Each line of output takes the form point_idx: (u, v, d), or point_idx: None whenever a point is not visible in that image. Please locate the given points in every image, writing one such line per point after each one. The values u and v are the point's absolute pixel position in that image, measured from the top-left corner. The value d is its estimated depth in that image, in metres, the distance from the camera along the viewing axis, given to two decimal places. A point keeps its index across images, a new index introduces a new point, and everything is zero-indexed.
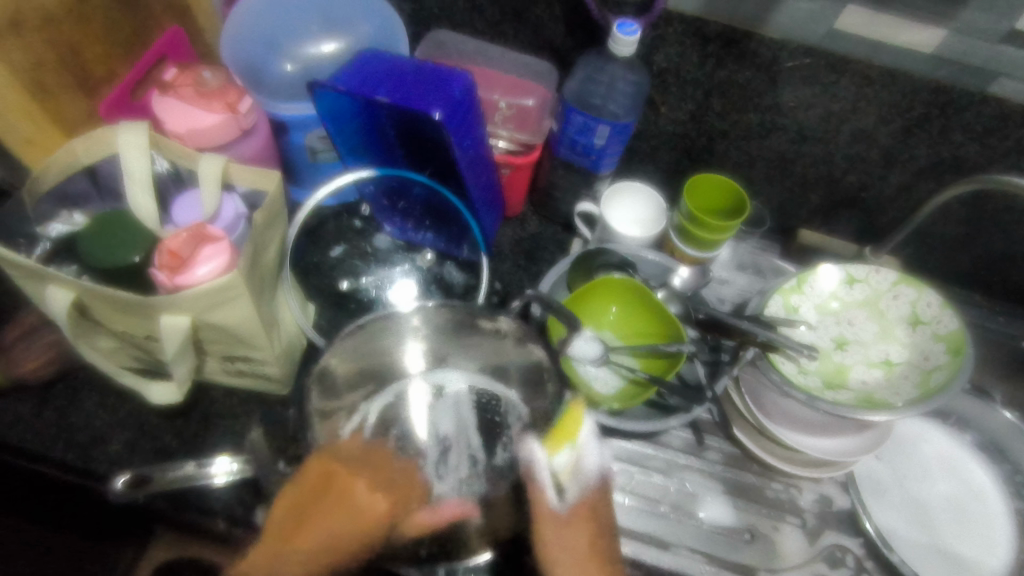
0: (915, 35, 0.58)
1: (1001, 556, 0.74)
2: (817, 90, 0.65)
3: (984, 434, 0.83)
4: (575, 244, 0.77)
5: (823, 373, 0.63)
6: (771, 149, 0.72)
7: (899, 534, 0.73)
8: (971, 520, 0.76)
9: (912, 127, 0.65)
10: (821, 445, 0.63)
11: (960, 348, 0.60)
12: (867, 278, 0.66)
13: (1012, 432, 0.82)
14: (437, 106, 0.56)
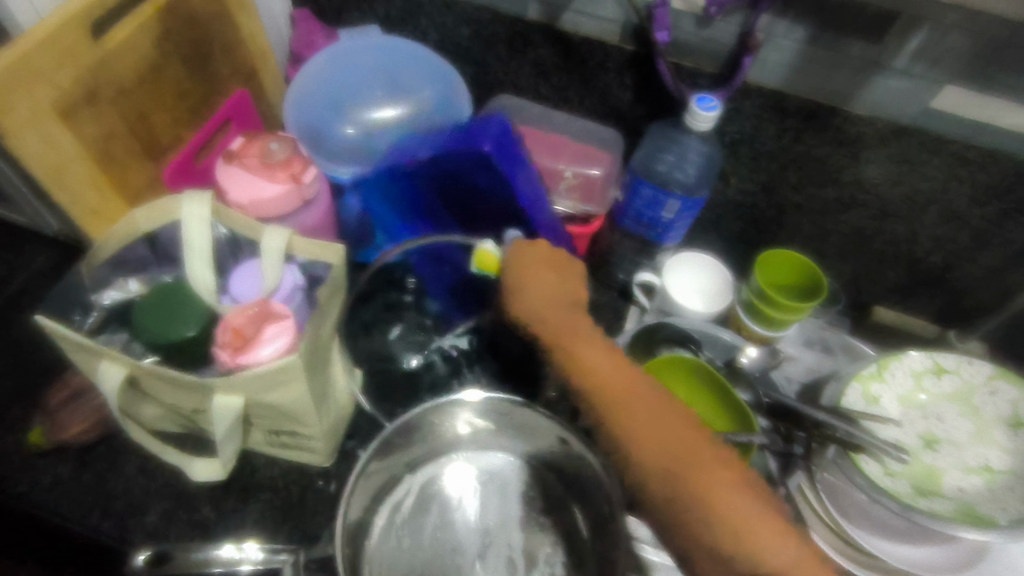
0: (1018, 118, 0.55)
1: None
2: (905, 169, 0.61)
3: None
4: (631, 313, 0.72)
5: (912, 475, 0.57)
6: (848, 224, 0.68)
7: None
8: None
9: (1010, 211, 0.60)
10: (906, 554, 0.57)
11: None
12: (958, 368, 0.61)
13: None
14: (483, 140, 0.58)
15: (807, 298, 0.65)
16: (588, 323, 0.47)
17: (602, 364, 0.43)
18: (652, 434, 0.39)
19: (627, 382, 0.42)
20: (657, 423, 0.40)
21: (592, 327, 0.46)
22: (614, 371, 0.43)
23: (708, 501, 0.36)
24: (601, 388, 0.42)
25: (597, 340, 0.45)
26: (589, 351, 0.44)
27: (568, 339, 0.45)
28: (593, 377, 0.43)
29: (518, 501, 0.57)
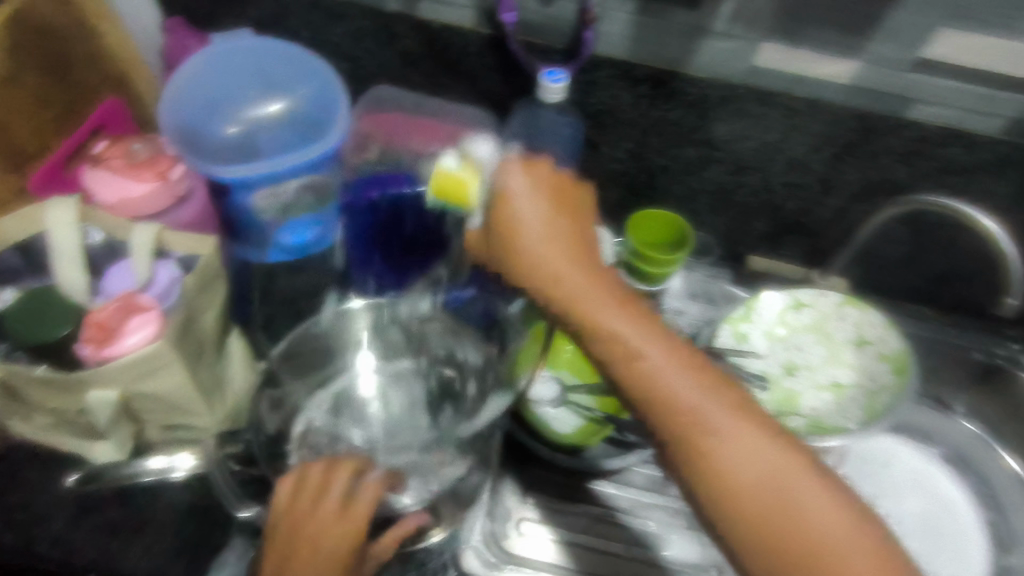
0: (827, 68, 0.61)
1: (973, 570, 0.74)
2: (748, 124, 0.66)
3: (949, 447, 0.83)
4: None
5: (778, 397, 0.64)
6: (711, 181, 0.74)
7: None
8: (942, 535, 0.76)
9: (841, 153, 0.67)
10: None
11: (903, 368, 0.62)
12: (814, 302, 0.67)
13: (976, 443, 0.83)
14: None
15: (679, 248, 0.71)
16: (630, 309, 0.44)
17: (658, 370, 0.42)
18: (725, 440, 0.41)
19: (687, 390, 0.42)
20: (721, 432, 0.41)
21: (630, 310, 0.44)
22: (659, 359, 0.42)
23: (764, 505, 0.40)
24: (662, 397, 0.42)
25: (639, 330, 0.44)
26: (644, 352, 0.42)
27: (612, 337, 0.43)
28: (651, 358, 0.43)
29: (426, 418, 0.61)
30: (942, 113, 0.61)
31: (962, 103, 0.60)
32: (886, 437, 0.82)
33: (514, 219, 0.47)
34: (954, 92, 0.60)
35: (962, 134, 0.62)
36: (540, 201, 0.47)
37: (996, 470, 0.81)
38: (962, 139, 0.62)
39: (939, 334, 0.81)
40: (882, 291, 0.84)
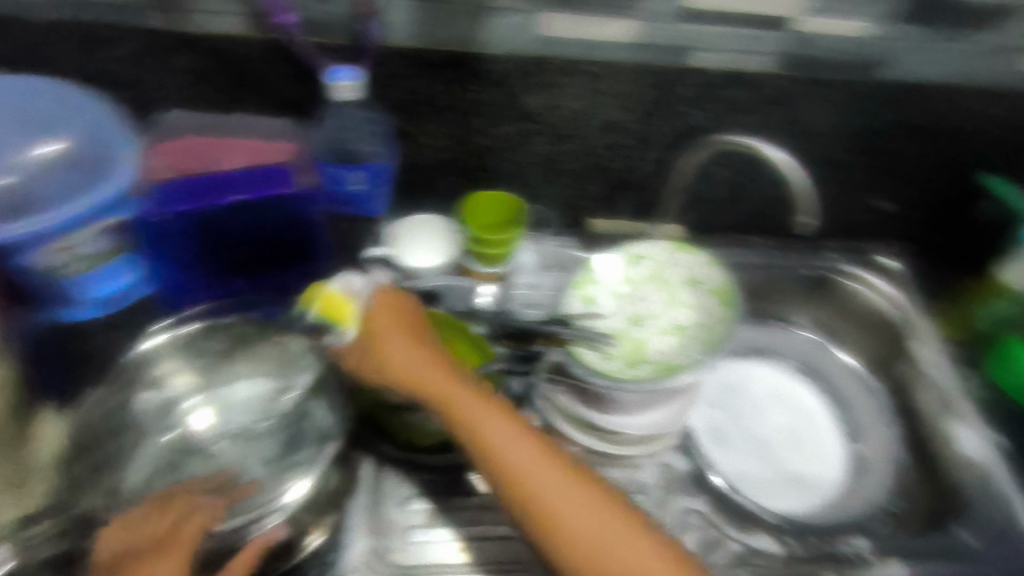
0: (608, 30, 0.64)
1: (833, 465, 0.82)
2: (554, 93, 0.68)
3: (795, 356, 0.92)
4: None
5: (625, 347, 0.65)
6: (537, 153, 0.75)
7: (745, 477, 0.78)
8: (803, 441, 0.84)
9: (643, 108, 0.71)
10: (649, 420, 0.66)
11: (729, 299, 0.69)
12: (648, 254, 0.72)
13: (817, 348, 0.93)
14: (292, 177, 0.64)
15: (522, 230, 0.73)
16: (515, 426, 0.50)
17: (535, 485, 0.47)
18: (562, 508, 0.47)
19: (574, 501, 0.47)
20: (597, 537, 0.46)
21: (521, 435, 0.49)
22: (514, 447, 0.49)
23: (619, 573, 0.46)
24: (546, 511, 0.47)
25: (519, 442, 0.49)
26: (527, 466, 0.48)
27: (505, 463, 0.48)
28: (505, 453, 0.48)
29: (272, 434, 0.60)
30: (720, 57, 0.67)
31: (732, 46, 0.66)
32: (742, 361, 0.90)
33: (384, 353, 0.52)
34: (725, 37, 0.65)
35: (740, 76, 0.69)
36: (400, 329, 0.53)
37: (835, 367, 0.91)
38: (738, 80, 0.69)
39: (775, 258, 0.88)
40: (718, 228, 0.89)
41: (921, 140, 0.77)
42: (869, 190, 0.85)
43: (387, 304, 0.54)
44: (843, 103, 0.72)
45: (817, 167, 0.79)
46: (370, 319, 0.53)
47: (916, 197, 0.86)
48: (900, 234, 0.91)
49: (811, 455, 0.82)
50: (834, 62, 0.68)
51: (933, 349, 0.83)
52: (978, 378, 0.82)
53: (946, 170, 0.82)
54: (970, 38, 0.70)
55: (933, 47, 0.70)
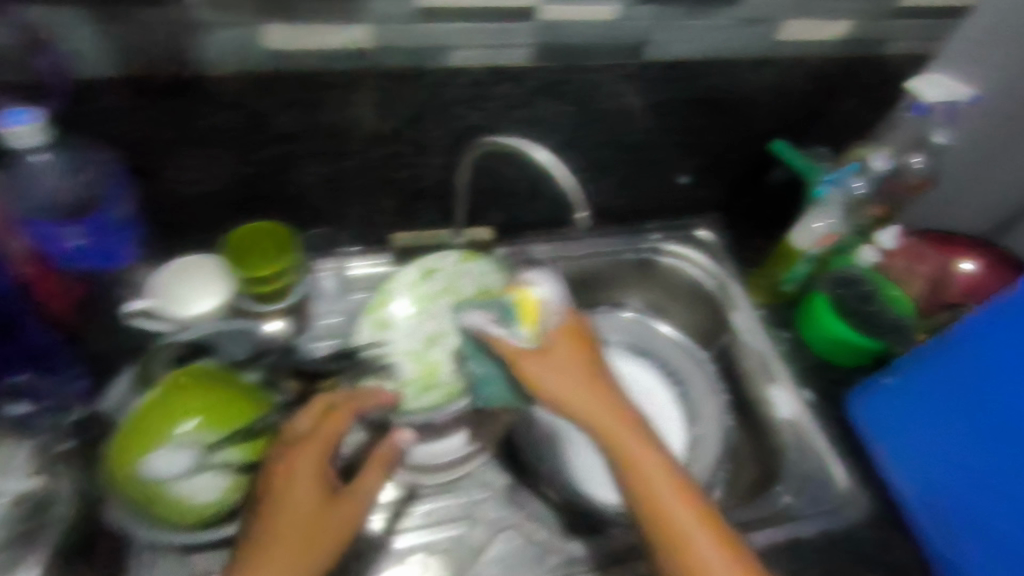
0: (345, 36, 0.57)
1: (677, 444, 0.83)
2: (305, 110, 0.62)
3: (630, 337, 0.92)
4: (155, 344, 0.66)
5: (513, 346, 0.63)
6: (312, 173, 0.70)
7: (604, 469, 0.75)
8: (648, 423, 0.84)
9: (412, 114, 0.66)
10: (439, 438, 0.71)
11: (510, 303, 0.69)
12: (440, 265, 0.70)
13: (643, 325, 0.93)
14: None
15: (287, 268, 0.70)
16: (628, 427, 0.54)
17: (645, 483, 0.52)
18: (669, 513, 0.51)
19: (666, 488, 0.52)
20: (670, 521, 0.51)
21: (668, 472, 0.52)
22: (637, 452, 0.53)
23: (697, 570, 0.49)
24: (661, 524, 0.51)
25: (634, 440, 0.54)
26: (641, 458, 0.53)
27: (641, 479, 0.52)
28: (632, 457, 0.53)
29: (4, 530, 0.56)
30: (476, 53, 0.62)
31: (484, 41, 0.61)
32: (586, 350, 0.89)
33: (533, 363, 0.57)
34: (474, 32, 0.60)
35: (502, 71, 0.64)
36: (567, 340, 0.58)
37: (667, 342, 0.92)
38: (506, 75, 0.65)
39: (587, 247, 0.89)
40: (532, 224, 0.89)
41: (707, 113, 0.76)
42: (670, 167, 0.85)
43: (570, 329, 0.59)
44: (618, 86, 0.69)
45: (610, 149, 0.78)
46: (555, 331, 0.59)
47: (718, 166, 0.87)
48: (711, 203, 0.93)
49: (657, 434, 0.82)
50: (597, 49, 0.65)
51: (747, 314, 0.87)
52: (785, 336, 0.86)
53: (738, 139, 0.83)
54: (744, 13, 0.65)
55: (706, 22, 0.65)
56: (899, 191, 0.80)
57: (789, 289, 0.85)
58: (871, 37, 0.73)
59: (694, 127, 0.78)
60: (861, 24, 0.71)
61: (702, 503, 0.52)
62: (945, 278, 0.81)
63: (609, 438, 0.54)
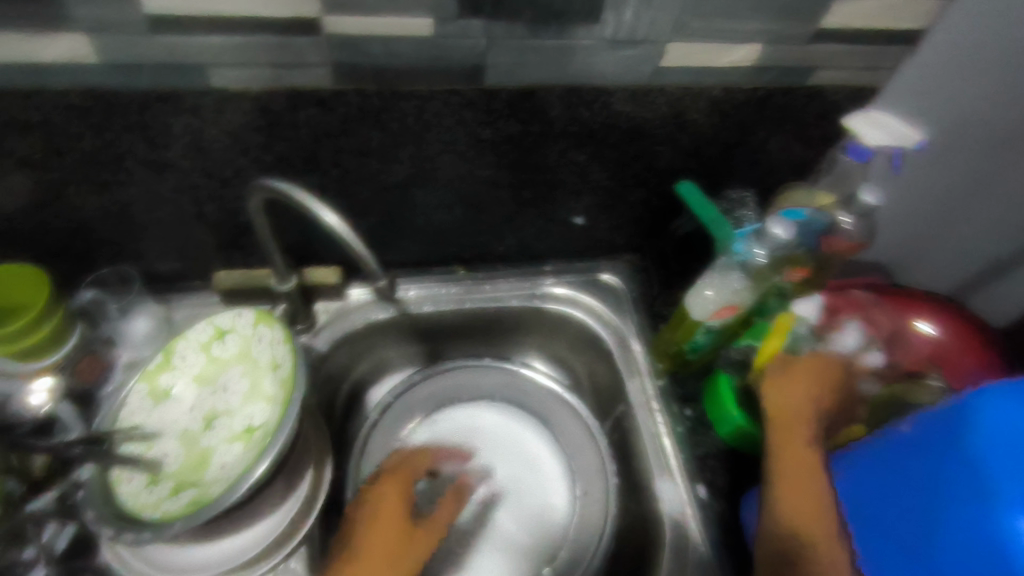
0: (58, 48, 0.45)
1: (557, 522, 0.73)
2: (44, 135, 0.50)
3: (509, 395, 0.81)
4: None
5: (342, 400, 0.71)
6: (89, 206, 0.58)
7: (453, 548, 0.71)
8: (524, 497, 0.75)
9: (194, 142, 0.53)
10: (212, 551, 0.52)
11: (291, 394, 0.51)
12: (233, 325, 0.57)
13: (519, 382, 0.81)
14: None
15: (56, 317, 0.57)
16: (801, 425, 0.57)
17: (795, 474, 0.54)
18: (809, 511, 0.51)
19: (798, 508, 0.52)
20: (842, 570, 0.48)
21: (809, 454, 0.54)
22: (809, 446, 0.55)
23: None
24: (786, 510, 0.52)
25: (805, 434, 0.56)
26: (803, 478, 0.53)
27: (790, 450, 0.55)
28: (796, 466, 0.54)
29: None
30: (250, 73, 0.49)
31: (260, 59, 0.48)
32: (462, 409, 0.81)
33: (785, 395, 0.59)
34: (240, 48, 0.47)
35: (299, 95, 0.51)
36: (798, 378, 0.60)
37: (547, 397, 0.79)
38: (306, 99, 0.52)
39: (468, 292, 0.76)
40: (404, 262, 0.76)
41: (585, 149, 0.63)
42: (558, 206, 0.71)
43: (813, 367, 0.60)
44: (459, 116, 0.56)
45: (474, 185, 0.65)
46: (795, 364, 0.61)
47: (618, 207, 0.73)
48: (620, 245, 0.80)
49: (528, 517, 0.73)
50: (419, 71, 0.52)
51: (647, 383, 0.72)
52: (688, 414, 0.71)
53: (636, 178, 0.69)
54: (607, 32, 0.51)
55: (556, 43, 0.51)
56: (830, 250, 0.64)
57: (695, 359, 0.71)
58: (791, 65, 0.59)
59: (575, 163, 0.65)
60: (772, 48, 0.56)
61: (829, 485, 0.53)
62: (895, 339, 0.65)
63: (783, 411, 0.58)
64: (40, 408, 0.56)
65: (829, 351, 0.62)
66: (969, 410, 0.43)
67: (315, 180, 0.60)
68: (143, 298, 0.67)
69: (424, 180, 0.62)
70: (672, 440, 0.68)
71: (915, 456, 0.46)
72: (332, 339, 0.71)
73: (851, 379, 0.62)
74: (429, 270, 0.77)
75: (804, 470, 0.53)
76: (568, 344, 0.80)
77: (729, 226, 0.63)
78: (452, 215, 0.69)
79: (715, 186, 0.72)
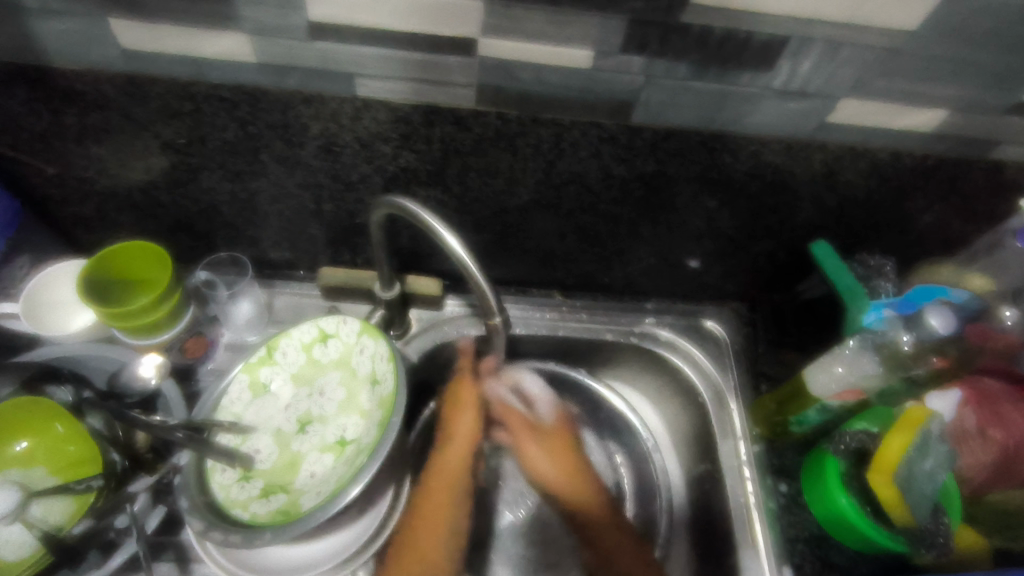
0: (218, 45, 0.46)
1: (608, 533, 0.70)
2: (191, 122, 0.51)
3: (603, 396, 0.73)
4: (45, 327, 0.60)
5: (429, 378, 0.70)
6: (219, 191, 0.59)
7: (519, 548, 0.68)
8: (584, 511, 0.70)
9: (328, 144, 0.53)
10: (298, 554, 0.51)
11: (389, 416, 0.50)
12: (338, 331, 0.56)
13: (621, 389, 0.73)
14: None
15: (171, 301, 0.58)
16: (911, 461, 0.56)
17: (877, 488, 0.56)
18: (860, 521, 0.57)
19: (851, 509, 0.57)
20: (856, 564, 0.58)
21: (896, 483, 0.56)
22: (905, 476, 0.56)
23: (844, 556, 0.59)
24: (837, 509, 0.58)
25: (915, 464, 0.56)
26: (878, 489, 0.56)
27: (884, 472, 0.56)
28: (882, 482, 0.56)
29: None
30: (396, 86, 0.48)
31: (408, 74, 0.47)
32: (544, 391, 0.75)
33: (902, 428, 0.57)
34: (390, 61, 0.46)
35: (438, 112, 0.50)
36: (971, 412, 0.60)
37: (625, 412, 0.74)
38: (442, 116, 0.50)
39: (566, 317, 0.73)
40: (503, 279, 0.74)
41: (720, 196, 0.58)
42: (674, 248, 0.67)
43: (980, 405, 0.60)
44: (595, 149, 0.53)
45: (594, 217, 0.62)
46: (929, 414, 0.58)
47: (739, 256, 0.68)
48: (731, 293, 0.75)
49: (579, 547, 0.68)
50: (564, 101, 0.49)
51: (742, 447, 0.66)
52: (782, 489, 0.64)
53: (767, 230, 0.63)
54: (776, 81, 0.47)
55: (716, 87, 0.48)
56: (974, 340, 0.59)
57: (798, 431, 0.65)
58: (973, 135, 0.52)
59: (704, 209, 0.60)
60: (957, 115, 0.50)
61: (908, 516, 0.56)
62: None
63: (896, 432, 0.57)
64: (149, 381, 0.57)
65: (980, 436, 0.59)
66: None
67: (436, 194, 0.58)
68: (248, 282, 0.67)
69: (544, 205, 0.60)
70: (761, 515, 0.62)
71: None
72: (423, 348, 0.68)
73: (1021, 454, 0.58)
74: (527, 292, 0.75)
75: (891, 486, 0.56)
76: (657, 386, 0.75)
77: (864, 298, 0.58)
78: (565, 242, 0.66)
79: (850, 248, 0.66)
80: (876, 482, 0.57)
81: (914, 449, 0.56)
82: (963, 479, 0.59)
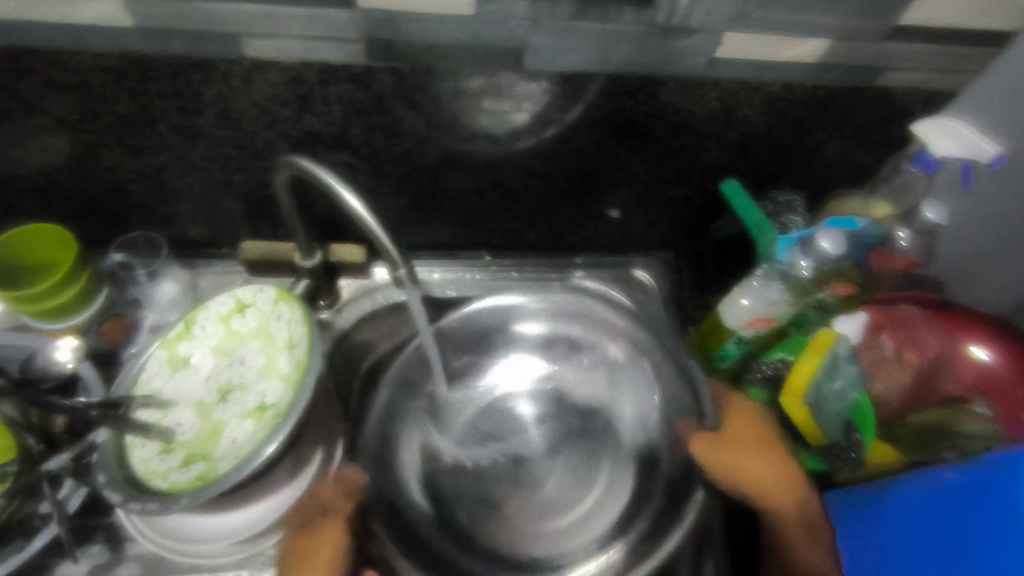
0: (94, 9, 0.45)
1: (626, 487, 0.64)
2: (78, 96, 0.50)
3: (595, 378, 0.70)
4: None
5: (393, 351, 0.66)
6: (121, 168, 0.58)
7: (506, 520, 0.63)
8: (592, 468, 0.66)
9: (226, 111, 0.52)
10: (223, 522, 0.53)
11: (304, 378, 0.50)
12: (254, 300, 0.57)
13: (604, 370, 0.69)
14: None
15: (79, 281, 0.58)
16: (819, 386, 0.58)
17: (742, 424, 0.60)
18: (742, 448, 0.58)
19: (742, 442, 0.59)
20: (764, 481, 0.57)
21: (802, 405, 0.59)
22: (812, 398, 0.58)
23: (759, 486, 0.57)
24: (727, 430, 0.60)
25: (822, 386, 0.58)
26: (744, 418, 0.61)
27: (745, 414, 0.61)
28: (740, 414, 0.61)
29: None
30: (284, 44, 0.48)
31: (295, 31, 0.47)
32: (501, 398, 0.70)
33: (805, 357, 0.59)
34: (274, 18, 0.46)
35: (331, 69, 0.49)
36: (887, 336, 0.63)
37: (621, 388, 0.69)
38: (336, 74, 0.50)
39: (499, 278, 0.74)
40: (430, 244, 0.74)
41: (626, 141, 0.59)
42: (593, 198, 0.68)
43: (894, 329, 0.63)
44: (496, 99, 0.53)
45: (508, 171, 0.62)
46: (826, 342, 0.60)
47: (657, 203, 0.69)
48: (656, 241, 0.76)
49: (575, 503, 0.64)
50: (455, 51, 0.50)
51: None
52: None
53: (678, 173, 0.65)
54: (660, 18, 0.48)
55: (603, 27, 0.48)
56: (877, 264, 0.61)
57: (721, 368, 0.66)
58: (859, 63, 0.54)
59: (614, 155, 0.61)
60: (839, 43, 0.52)
61: (823, 433, 0.59)
62: (939, 365, 0.61)
63: (800, 359, 0.59)
64: (66, 365, 0.57)
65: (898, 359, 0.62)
66: (945, 488, 0.48)
67: (345, 157, 0.58)
68: (166, 263, 0.66)
69: (457, 162, 0.60)
70: None
71: (962, 508, 0.46)
72: (355, 315, 0.69)
73: (936, 371, 0.62)
74: (456, 254, 0.76)
75: (797, 407, 0.59)
76: None
77: (772, 231, 0.61)
78: (484, 198, 0.66)
79: (761, 187, 0.68)
80: (790, 406, 0.59)
81: (819, 373, 0.58)
82: (881, 402, 0.61)
